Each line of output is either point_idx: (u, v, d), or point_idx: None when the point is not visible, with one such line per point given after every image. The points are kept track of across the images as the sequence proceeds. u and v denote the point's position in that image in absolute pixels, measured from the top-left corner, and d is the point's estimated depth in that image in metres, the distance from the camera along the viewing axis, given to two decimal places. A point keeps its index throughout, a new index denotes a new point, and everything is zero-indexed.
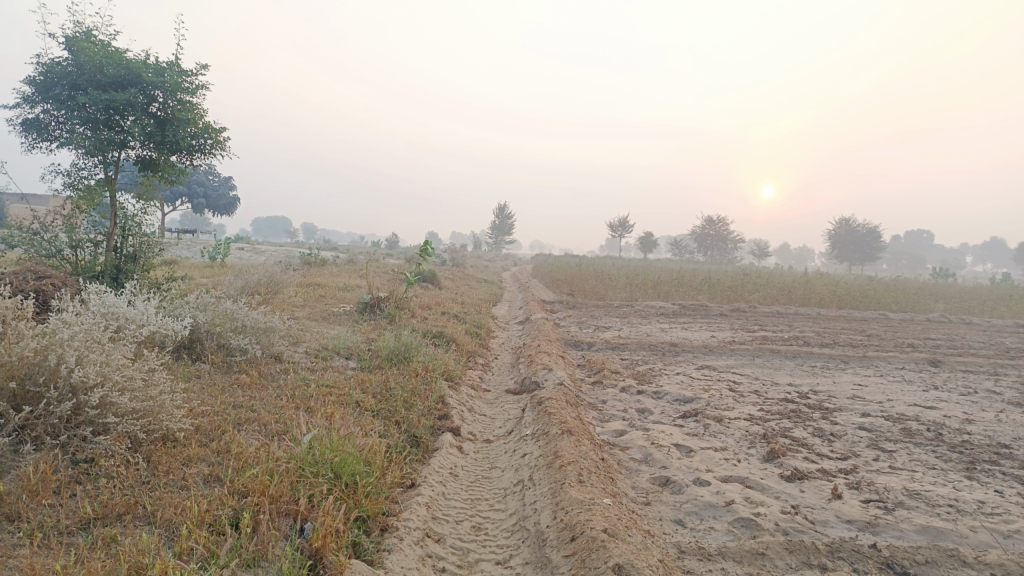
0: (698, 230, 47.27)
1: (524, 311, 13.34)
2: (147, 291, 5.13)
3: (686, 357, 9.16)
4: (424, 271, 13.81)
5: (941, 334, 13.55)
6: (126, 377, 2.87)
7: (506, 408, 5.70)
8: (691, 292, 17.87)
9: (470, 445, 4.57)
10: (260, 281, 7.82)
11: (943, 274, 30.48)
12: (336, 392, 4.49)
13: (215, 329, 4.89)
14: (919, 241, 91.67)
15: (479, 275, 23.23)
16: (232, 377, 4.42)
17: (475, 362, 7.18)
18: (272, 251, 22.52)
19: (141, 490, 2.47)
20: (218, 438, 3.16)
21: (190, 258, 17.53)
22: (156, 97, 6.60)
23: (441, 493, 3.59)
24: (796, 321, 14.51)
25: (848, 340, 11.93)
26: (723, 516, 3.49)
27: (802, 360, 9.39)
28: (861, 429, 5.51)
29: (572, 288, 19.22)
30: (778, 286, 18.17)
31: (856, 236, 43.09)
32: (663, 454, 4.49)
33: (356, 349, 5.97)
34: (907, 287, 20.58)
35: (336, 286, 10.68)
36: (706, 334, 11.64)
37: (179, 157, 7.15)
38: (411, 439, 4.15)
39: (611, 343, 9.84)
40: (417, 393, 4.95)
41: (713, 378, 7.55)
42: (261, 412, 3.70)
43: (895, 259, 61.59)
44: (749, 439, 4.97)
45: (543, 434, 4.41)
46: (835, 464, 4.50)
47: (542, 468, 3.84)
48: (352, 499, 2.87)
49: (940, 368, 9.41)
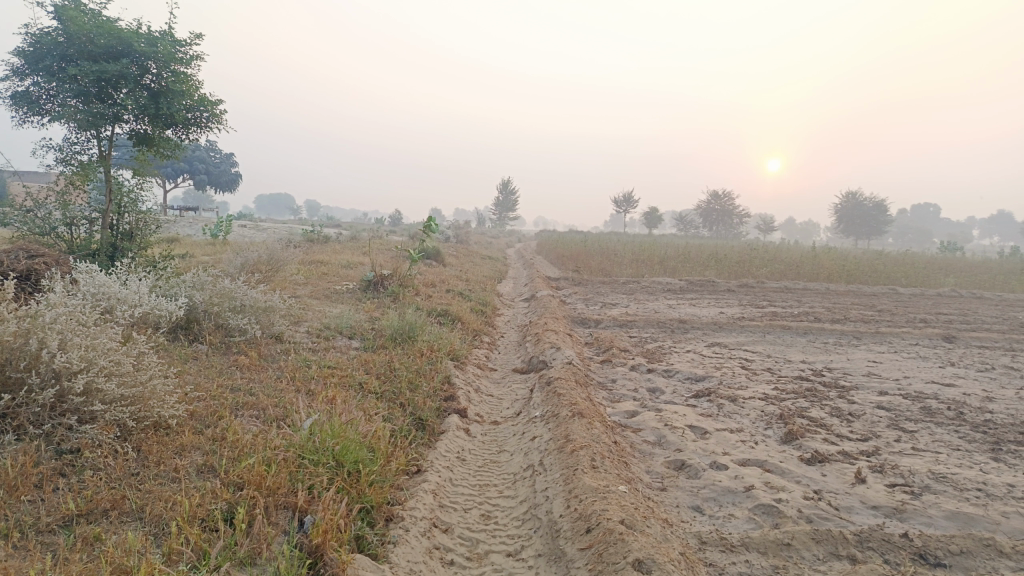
0: (703, 205, 46.91)
1: (529, 288, 13.18)
2: (141, 269, 4.96)
3: (695, 334, 9.00)
4: (428, 248, 13.63)
5: (953, 309, 13.32)
6: (113, 362, 2.69)
7: (514, 388, 5.55)
8: (698, 267, 17.67)
9: (477, 427, 4.42)
10: (260, 259, 7.65)
11: (951, 248, 30.17)
12: (338, 373, 4.33)
13: (213, 308, 4.73)
14: (927, 215, 90.93)
15: (482, 251, 23.09)
16: (231, 359, 4.26)
17: (481, 341, 7.02)
18: (276, 228, 22.37)
19: (129, 484, 2.32)
20: (214, 426, 3.00)
21: (191, 235, 17.42)
22: (150, 68, 6.37)
23: (448, 478, 3.44)
24: (805, 296, 14.28)
25: (860, 316, 11.73)
26: (743, 502, 3.34)
27: (814, 337, 9.22)
28: (880, 408, 5.35)
29: (577, 264, 19.03)
30: (786, 262, 17.95)
31: (862, 210, 42.70)
32: (677, 436, 4.33)
33: (359, 328, 5.81)
34: (917, 261, 20.31)
35: (338, 263, 10.52)
36: (714, 310, 11.48)
37: (174, 131, 6.94)
38: (416, 422, 4.00)
39: (618, 320, 9.68)
40: (422, 374, 4.80)
41: (724, 356, 7.39)
42: (260, 396, 3.55)
43: (902, 234, 61.12)
44: (765, 420, 4.81)
45: (553, 416, 4.25)
46: (856, 445, 4.34)
47: (553, 452, 3.68)
48: (354, 488, 2.72)
49: (954, 344, 9.22)
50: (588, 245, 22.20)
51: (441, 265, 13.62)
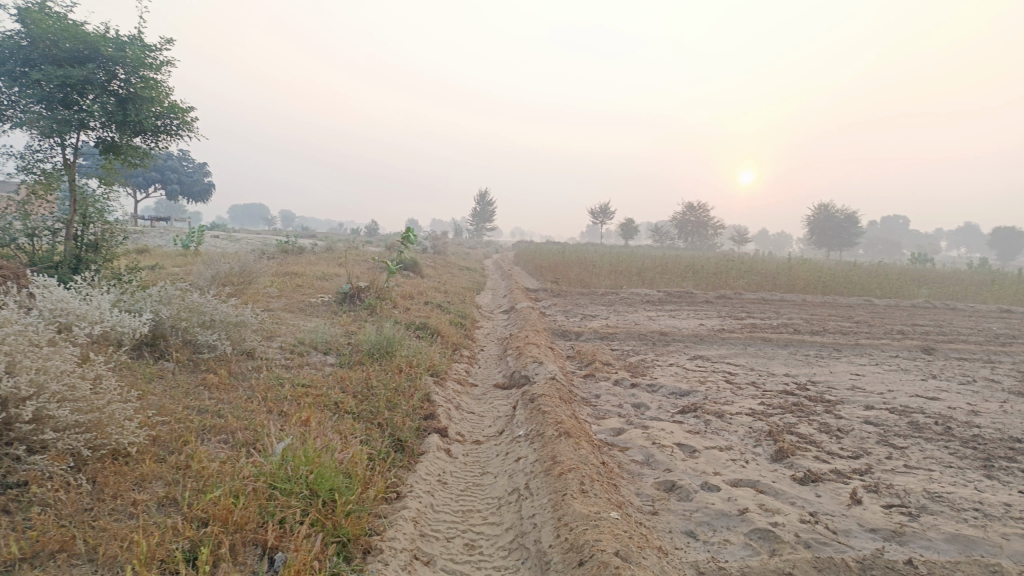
0: (678, 216, 47.22)
1: (507, 299, 13.03)
2: (105, 283, 4.72)
3: (677, 346, 8.91)
4: (405, 259, 13.44)
5: (928, 321, 13.39)
6: (66, 386, 2.48)
7: (496, 404, 5.38)
8: (676, 278, 17.65)
9: (459, 447, 4.24)
10: (232, 270, 7.40)
11: (922, 258, 30.56)
12: (313, 392, 4.13)
13: (180, 324, 4.50)
14: (896, 226, 92.51)
15: (460, 262, 22.95)
16: (198, 378, 4.05)
17: (461, 355, 6.85)
18: (248, 239, 22.02)
19: (81, 522, 2.12)
20: (179, 453, 2.79)
21: (161, 245, 17.06)
22: (118, 73, 6.13)
23: (429, 504, 3.27)
24: (782, 307, 14.28)
25: (838, 327, 11.73)
26: (737, 526, 3.20)
27: (795, 349, 9.17)
28: (868, 423, 5.26)
29: (555, 275, 18.93)
30: (762, 273, 18.02)
31: (834, 222, 43.23)
32: (665, 455, 4.19)
33: (335, 343, 5.61)
34: (890, 272, 20.53)
35: (313, 274, 10.28)
36: (694, 322, 11.43)
37: (143, 139, 6.69)
38: (395, 443, 3.82)
39: (599, 332, 9.56)
40: (400, 391, 4.61)
41: (708, 369, 7.28)
42: (230, 418, 3.34)
43: (873, 246, 62.05)
44: (754, 437, 4.70)
45: (538, 436, 4.09)
46: (848, 463, 4.22)
47: (539, 475, 3.52)
48: (330, 520, 2.54)
49: (934, 356, 9.23)
50: (566, 256, 22.11)
51: (419, 276, 13.43)
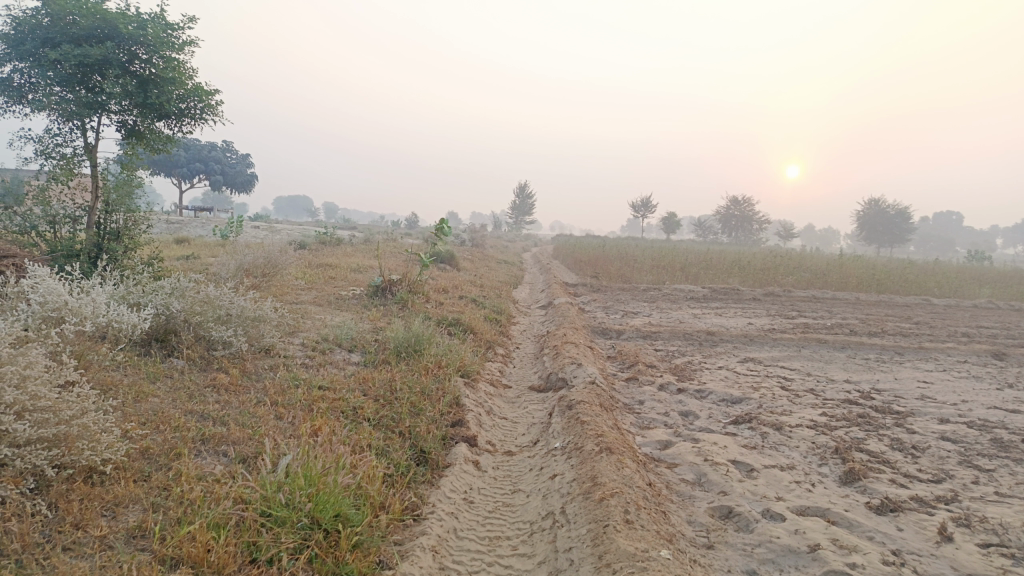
0: (723, 211, 46.12)
1: (546, 293, 12.61)
2: (115, 275, 4.43)
3: (725, 347, 8.38)
4: (441, 251, 13.11)
5: (995, 323, 12.50)
6: (28, 395, 2.15)
7: (530, 409, 4.97)
8: (721, 275, 17.00)
9: (488, 459, 3.85)
10: (257, 261, 7.10)
11: (979, 256, 29.07)
12: (329, 395, 3.77)
13: (193, 318, 4.18)
14: (951, 223, 89.28)
15: (499, 255, 22.63)
16: (208, 379, 3.73)
17: (495, 354, 6.46)
18: (288, 230, 21.99)
19: (31, 561, 1.77)
20: (167, 472, 2.47)
21: (200, 235, 17.06)
22: (139, 54, 5.88)
23: (452, 529, 2.88)
24: (835, 306, 13.56)
25: (897, 329, 11.00)
26: (808, 566, 2.74)
27: (853, 352, 8.55)
28: (945, 440, 4.69)
29: (595, 269, 18.40)
30: (813, 269, 17.23)
31: (886, 218, 41.68)
32: (720, 475, 3.73)
33: (361, 340, 5.26)
34: (948, 271, 19.48)
35: (347, 267, 9.99)
36: (743, 321, 10.85)
37: (166, 124, 6.43)
38: (417, 456, 3.46)
39: (642, 330, 9.07)
40: (427, 395, 4.24)
41: (761, 374, 6.75)
42: (231, 427, 3.01)
43: (925, 243, 59.88)
44: (818, 454, 4.20)
45: (576, 450, 3.67)
46: (930, 489, 3.70)
47: (577, 498, 3.10)
48: (331, 556, 2.17)
49: (1007, 362, 8.51)
50: (606, 249, 21.57)
51: (456, 270, 13.10)
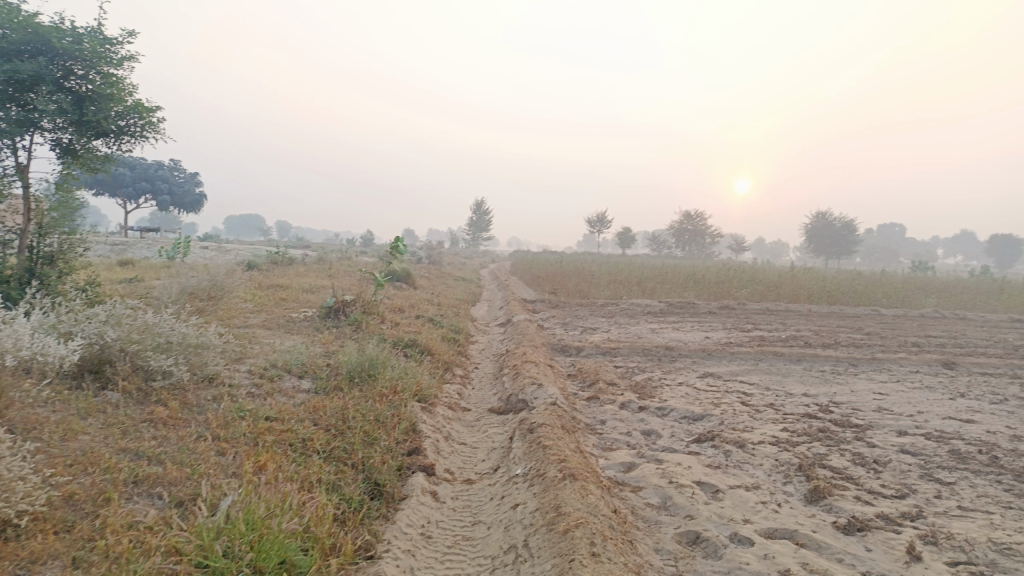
0: (676, 225, 46.76)
1: (504, 311, 12.50)
2: (45, 303, 4.15)
3: (684, 362, 8.36)
4: (397, 270, 12.91)
5: (941, 332, 12.81)
6: None
7: (490, 433, 4.82)
8: (677, 289, 17.12)
9: (447, 489, 3.69)
10: (203, 283, 6.83)
11: (923, 266, 29.95)
12: (277, 426, 3.57)
13: (130, 347, 3.94)
14: (894, 234, 92.25)
15: (456, 272, 22.45)
16: (145, 412, 3.50)
17: (453, 376, 6.30)
18: (239, 250, 21.48)
19: None
20: (93, 522, 2.26)
21: (146, 257, 16.51)
22: (74, 70, 5.61)
23: (408, 569, 2.71)
24: (789, 318, 13.74)
25: (850, 340, 11.17)
26: None
27: (809, 365, 8.61)
28: (905, 453, 4.69)
29: (552, 285, 18.35)
30: (766, 282, 17.47)
31: (833, 230, 42.78)
32: (685, 497, 3.64)
33: (312, 365, 5.06)
34: (894, 282, 20.00)
35: (299, 288, 9.73)
36: (700, 335, 10.88)
37: (103, 143, 6.15)
38: (371, 489, 3.28)
39: (601, 346, 9.01)
40: (382, 422, 4.07)
41: (721, 389, 6.72)
42: (168, 466, 2.81)
43: (870, 254, 61.72)
44: (782, 472, 4.15)
45: (538, 477, 3.53)
46: (894, 505, 3.67)
47: (540, 529, 2.96)
48: None
49: (956, 371, 8.66)
50: (563, 265, 21.57)
51: (412, 288, 12.89)
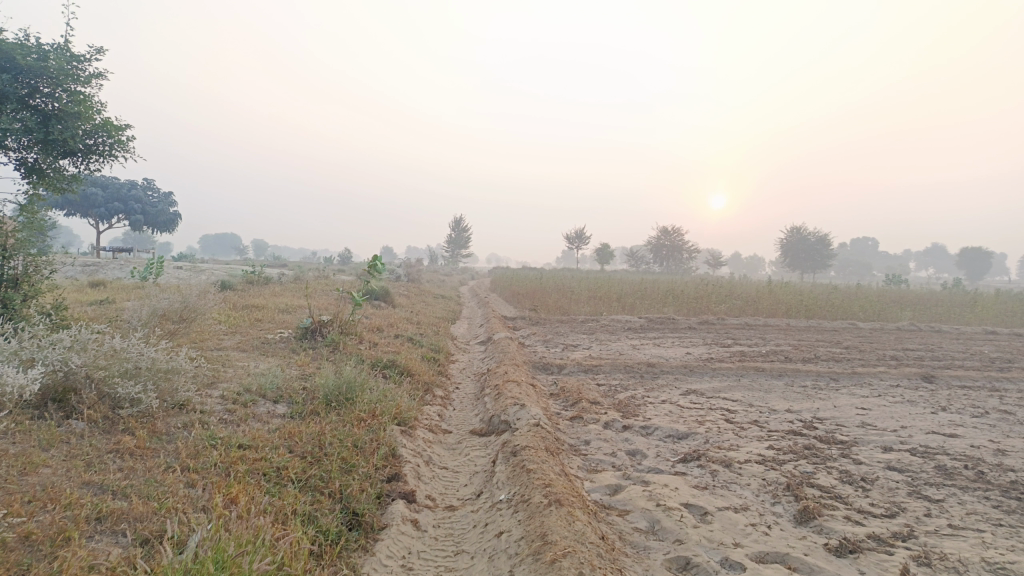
0: (654, 241, 47.04)
1: (484, 329, 12.39)
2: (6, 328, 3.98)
3: (667, 379, 8.30)
4: (375, 289, 12.75)
5: (919, 344, 12.91)
6: None
7: (472, 457, 4.70)
8: (656, 304, 17.13)
9: (428, 516, 3.57)
10: (175, 305, 6.65)
11: (897, 279, 30.36)
12: (250, 454, 3.43)
13: (96, 374, 3.78)
14: (867, 248, 93.64)
15: (435, 289, 22.33)
16: (111, 442, 3.34)
17: (433, 397, 6.18)
18: (214, 270, 21.19)
19: None
20: (50, 564, 2.12)
21: (118, 278, 16.20)
22: (40, 87, 5.46)
23: None
24: (768, 333, 13.78)
25: (829, 354, 11.19)
26: None
27: (790, 380, 8.60)
28: (891, 470, 4.64)
29: (532, 302, 18.28)
30: (744, 296, 17.55)
31: (808, 244, 43.27)
32: (674, 521, 3.55)
33: (288, 389, 4.91)
34: (870, 295, 20.20)
35: (275, 308, 9.55)
36: (681, 351, 10.85)
37: (71, 162, 5.99)
38: (349, 519, 3.16)
39: (583, 364, 8.93)
40: (361, 447, 3.94)
41: (704, 406, 6.66)
42: (133, 500, 2.66)
43: (844, 268, 62.53)
44: (770, 492, 4.08)
45: (523, 503, 3.42)
46: (885, 525, 3.60)
47: (526, 559, 2.85)
48: None
49: (936, 385, 8.69)
50: (542, 282, 21.53)
51: (390, 307, 12.75)
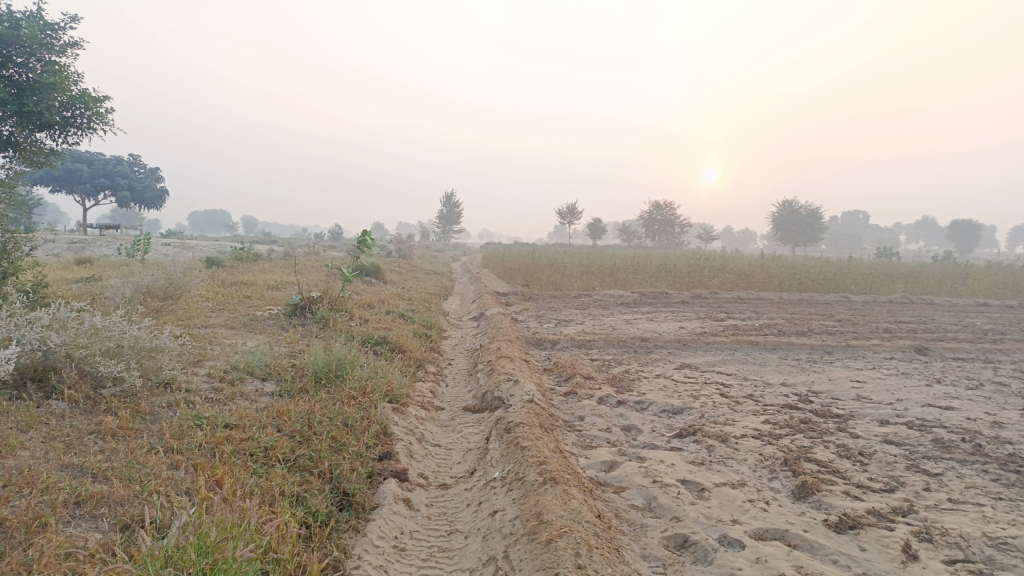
0: (646, 215, 46.89)
1: (476, 304, 12.30)
2: None
3: (661, 354, 8.24)
4: (366, 264, 12.63)
5: (911, 317, 12.90)
6: None
7: (465, 434, 4.63)
8: (649, 279, 17.06)
9: (420, 495, 3.49)
10: (161, 282, 6.51)
11: (887, 251, 30.38)
12: (237, 434, 3.34)
13: (77, 353, 3.67)
14: (858, 221, 93.75)
15: (427, 266, 22.18)
16: (93, 423, 3.24)
17: (425, 373, 6.10)
18: (201, 246, 20.95)
19: None
20: (24, 553, 2.02)
21: (105, 255, 16.01)
22: (12, 57, 5.27)
23: None
24: (761, 306, 13.73)
25: (823, 327, 11.15)
26: None
27: (785, 353, 8.55)
28: (889, 444, 4.60)
29: (524, 277, 18.17)
30: (737, 270, 17.49)
31: (799, 218, 43.23)
32: (671, 498, 3.48)
33: (276, 366, 4.81)
34: (862, 268, 20.18)
35: (264, 284, 9.42)
36: (674, 325, 10.79)
37: (49, 136, 5.80)
38: (339, 500, 3.08)
39: (576, 339, 8.86)
40: (352, 426, 3.85)
41: (699, 381, 6.60)
42: (114, 483, 2.57)
43: (835, 241, 62.64)
44: (768, 467, 4.02)
45: (517, 481, 3.35)
46: (884, 500, 3.55)
47: (521, 539, 2.78)
48: None
49: (930, 357, 8.67)
50: (534, 257, 21.41)
51: (381, 283, 12.63)
